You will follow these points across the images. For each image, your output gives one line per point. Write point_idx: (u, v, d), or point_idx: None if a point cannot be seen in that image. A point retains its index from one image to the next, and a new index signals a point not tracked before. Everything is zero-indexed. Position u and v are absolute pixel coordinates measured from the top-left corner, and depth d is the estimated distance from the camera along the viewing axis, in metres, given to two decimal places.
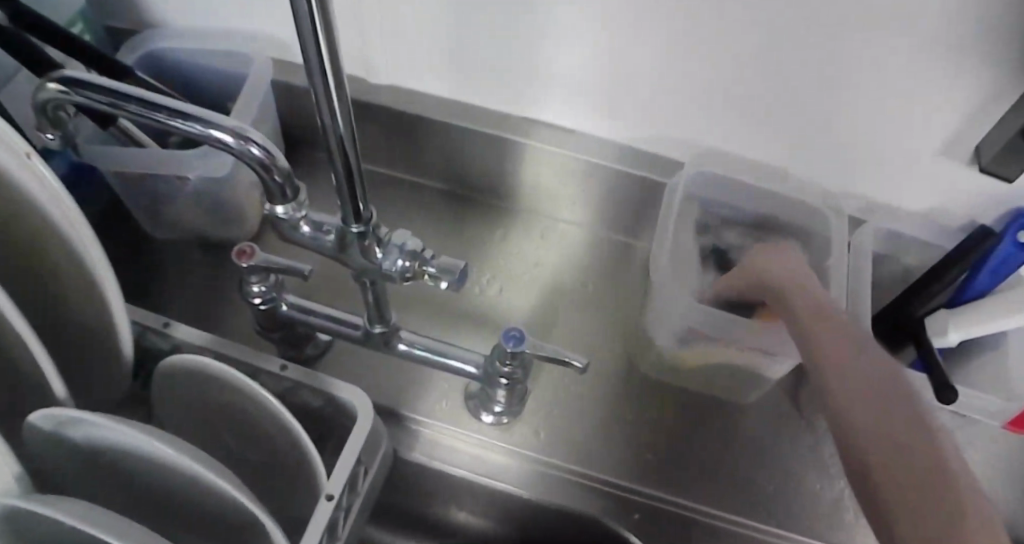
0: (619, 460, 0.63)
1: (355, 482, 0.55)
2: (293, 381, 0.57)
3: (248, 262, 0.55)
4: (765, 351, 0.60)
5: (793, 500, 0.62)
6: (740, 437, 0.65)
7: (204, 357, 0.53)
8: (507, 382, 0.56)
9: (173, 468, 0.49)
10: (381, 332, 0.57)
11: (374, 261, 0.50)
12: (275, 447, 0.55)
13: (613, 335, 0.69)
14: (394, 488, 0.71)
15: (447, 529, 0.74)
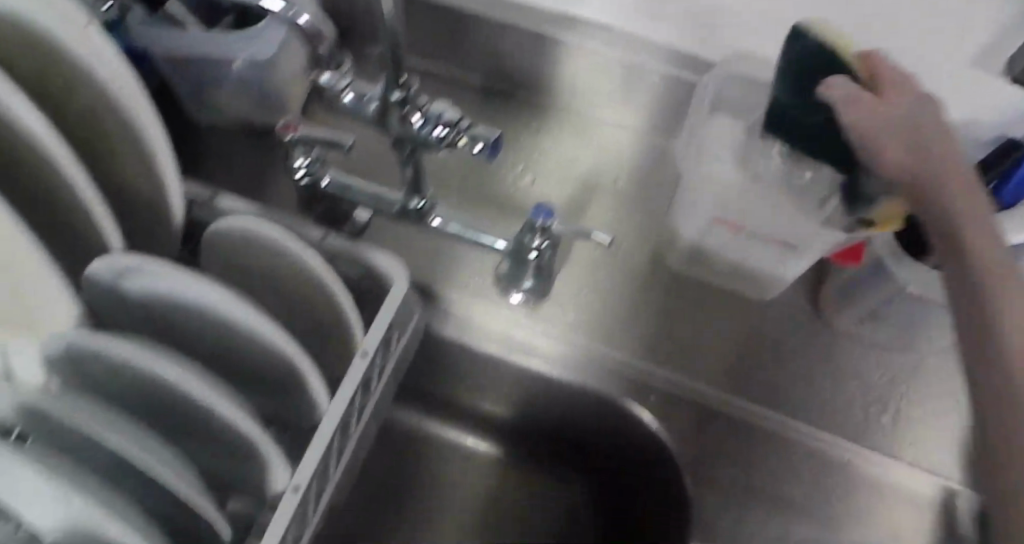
0: (640, 346, 0.66)
1: (389, 345, 0.59)
2: (332, 252, 0.60)
3: (294, 134, 0.57)
4: (785, 243, 0.61)
5: (801, 391, 0.66)
6: (757, 332, 0.68)
7: (250, 221, 0.56)
8: (536, 258, 0.59)
9: (226, 320, 0.54)
10: (417, 206, 0.60)
11: (412, 129, 0.52)
12: (314, 310, 0.59)
13: (641, 231, 0.71)
14: (420, 372, 0.77)
15: (467, 414, 0.80)
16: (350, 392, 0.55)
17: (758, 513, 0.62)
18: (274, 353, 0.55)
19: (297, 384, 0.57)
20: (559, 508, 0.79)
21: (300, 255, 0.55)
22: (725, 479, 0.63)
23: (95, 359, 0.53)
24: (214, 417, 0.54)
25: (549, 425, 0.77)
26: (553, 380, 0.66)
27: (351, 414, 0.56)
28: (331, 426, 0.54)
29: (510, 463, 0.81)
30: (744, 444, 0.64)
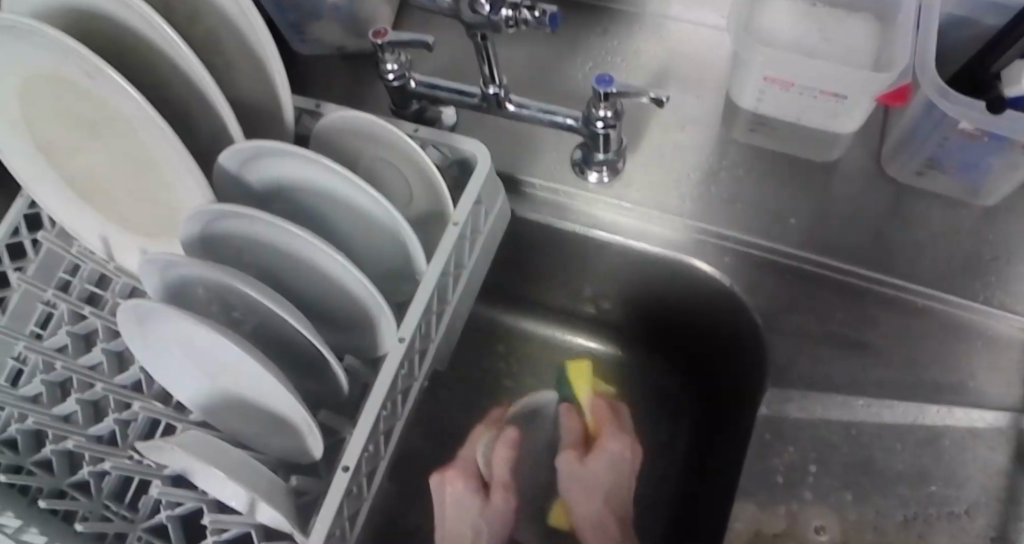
0: (708, 214, 0.71)
1: (478, 219, 0.66)
2: (423, 142, 0.68)
3: (383, 40, 0.64)
4: (838, 95, 0.65)
5: (866, 243, 0.70)
6: (824, 192, 0.72)
7: (354, 113, 0.65)
8: (602, 128, 0.65)
9: (335, 193, 0.63)
10: (494, 95, 0.67)
11: (481, 14, 0.59)
12: (412, 190, 0.67)
13: (708, 111, 0.75)
14: (516, 271, 0.82)
15: (563, 311, 0.86)
16: (446, 253, 0.62)
17: (829, 354, 0.67)
18: (381, 220, 0.63)
19: (402, 252, 0.65)
20: (652, 389, 0.83)
21: (396, 134, 0.63)
22: (795, 325, 0.68)
23: (234, 230, 0.63)
24: (334, 278, 0.62)
25: (643, 317, 0.81)
26: (634, 252, 0.73)
27: (447, 278, 0.64)
28: (429, 284, 0.61)
29: (603, 354, 0.86)
30: (814, 294, 0.69)
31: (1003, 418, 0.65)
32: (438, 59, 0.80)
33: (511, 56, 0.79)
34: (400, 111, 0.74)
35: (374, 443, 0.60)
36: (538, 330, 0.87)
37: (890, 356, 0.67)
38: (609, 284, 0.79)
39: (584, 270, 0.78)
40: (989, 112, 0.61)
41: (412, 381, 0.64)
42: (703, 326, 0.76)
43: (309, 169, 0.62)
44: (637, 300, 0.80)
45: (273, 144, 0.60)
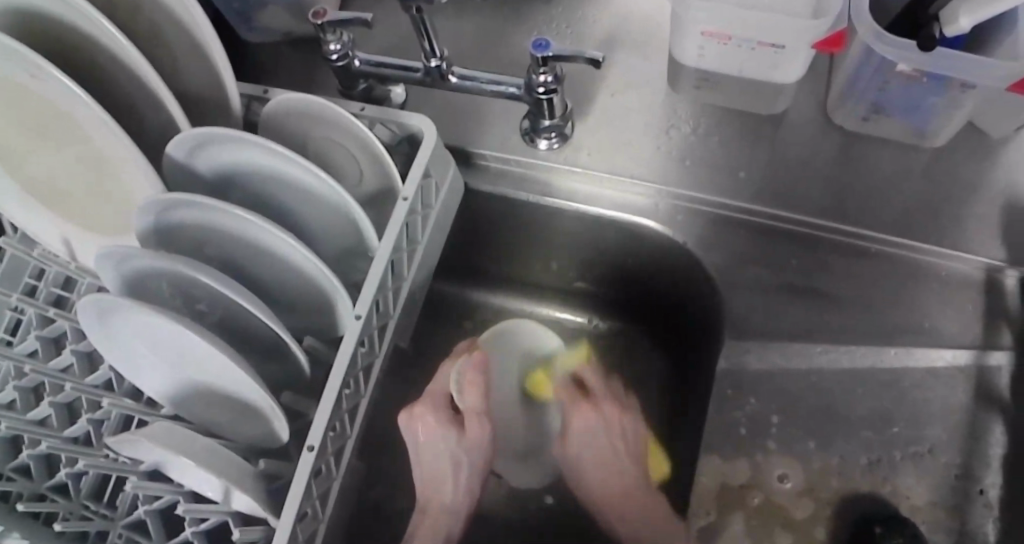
0: (663, 175, 0.72)
1: (429, 194, 0.65)
2: (369, 120, 0.67)
3: (323, 20, 0.64)
4: (776, 45, 0.65)
5: (820, 192, 0.70)
6: (776, 146, 0.72)
7: (297, 94, 0.65)
8: (544, 93, 0.65)
9: (284, 177, 0.63)
10: (437, 67, 0.67)
11: None
12: (363, 169, 0.67)
13: (658, 73, 0.75)
14: (479, 246, 0.82)
15: (528, 283, 0.86)
16: (397, 229, 0.61)
17: (789, 305, 0.68)
18: (331, 200, 0.63)
19: (356, 231, 0.65)
20: (623, 354, 0.84)
21: (338, 113, 0.63)
22: (752, 279, 0.69)
23: (188, 220, 0.63)
24: (290, 261, 0.62)
25: (608, 284, 0.82)
26: (588, 219, 0.73)
27: (402, 253, 0.63)
28: (382, 261, 0.60)
29: (573, 323, 0.86)
30: (770, 246, 0.70)
31: (964, 357, 0.66)
32: (386, 38, 0.80)
33: (457, 31, 0.79)
34: (348, 93, 0.74)
35: (338, 421, 0.59)
36: (508, 304, 0.88)
37: (846, 303, 0.68)
38: (570, 254, 0.79)
39: (544, 241, 0.78)
40: (920, 50, 0.61)
41: (373, 358, 0.63)
42: (665, 287, 0.77)
43: (256, 154, 0.62)
44: (600, 267, 0.80)
45: (218, 129, 0.61)
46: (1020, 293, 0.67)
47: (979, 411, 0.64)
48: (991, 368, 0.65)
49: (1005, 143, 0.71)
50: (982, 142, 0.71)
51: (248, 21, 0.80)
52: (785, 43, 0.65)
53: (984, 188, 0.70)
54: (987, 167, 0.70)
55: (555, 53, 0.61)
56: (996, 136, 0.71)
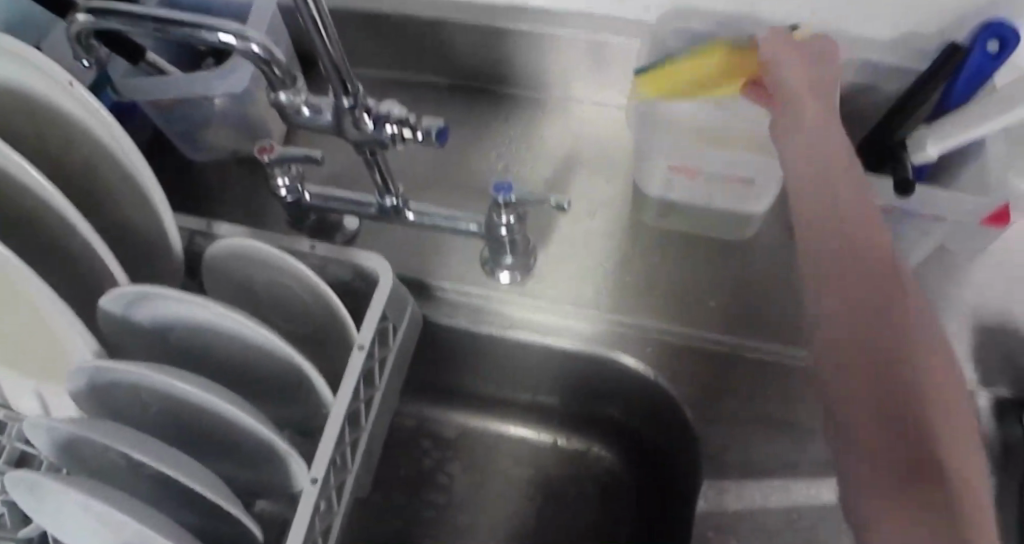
0: (632, 301, 0.70)
1: (386, 337, 0.62)
2: (321, 259, 0.62)
3: (270, 156, 0.59)
4: (744, 178, 0.64)
5: (788, 316, 0.69)
6: (744, 269, 0.71)
7: (240, 240, 0.59)
8: (506, 233, 0.62)
9: (229, 332, 0.59)
10: (391, 204, 0.63)
11: (365, 132, 0.56)
12: (315, 318, 0.62)
13: (620, 195, 0.74)
14: (443, 367, 0.79)
15: (493, 401, 0.82)
16: (353, 384, 0.56)
17: (765, 442, 0.65)
18: (281, 356, 0.58)
19: (307, 383, 0.60)
20: (596, 477, 0.79)
21: (281, 258, 0.58)
22: (727, 412, 0.66)
23: (124, 382, 0.58)
24: (236, 422, 0.58)
25: (579, 403, 0.78)
26: (553, 350, 0.70)
27: (358, 405, 0.59)
28: (336, 423, 0.55)
29: (540, 441, 0.81)
30: (744, 377, 0.67)
31: None
32: (336, 158, 0.76)
33: (411, 151, 0.76)
34: (297, 223, 0.70)
35: None
36: (473, 424, 0.82)
37: (824, 436, 0.65)
38: (537, 377, 0.77)
39: (509, 364, 0.75)
40: (899, 196, 0.62)
41: (331, 519, 0.59)
42: (634, 407, 0.74)
43: (197, 310, 0.58)
44: (572, 386, 0.76)
45: (155, 286, 0.56)
46: (991, 416, 0.66)
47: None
48: None
49: (968, 259, 0.72)
50: (941, 262, 0.72)
51: (191, 139, 0.75)
52: (753, 174, 0.63)
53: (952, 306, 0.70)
54: (952, 285, 0.70)
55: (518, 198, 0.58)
56: (958, 251, 0.72)
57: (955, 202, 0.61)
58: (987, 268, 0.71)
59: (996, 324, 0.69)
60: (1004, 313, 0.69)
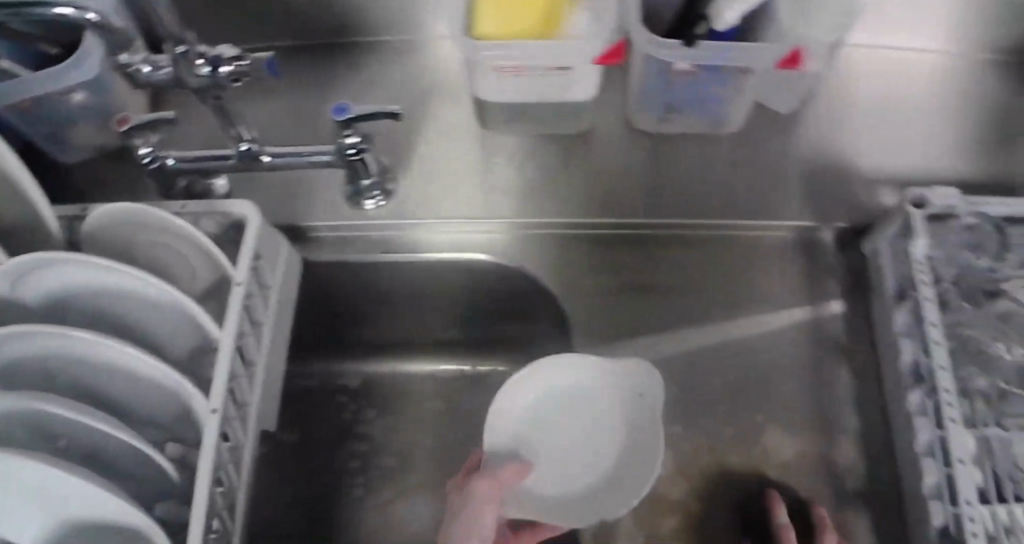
0: (500, 203, 0.76)
1: (263, 276, 0.67)
2: (193, 215, 0.69)
3: (127, 126, 0.65)
4: (563, 67, 0.68)
5: (639, 192, 0.76)
6: (595, 157, 0.77)
7: (115, 207, 0.65)
8: (355, 154, 0.69)
9: (120, 288, 0.63)
10: (247, 150, 0.69)
11: (201, 76, 0.61)
12: (196, 270, 0.67)
13: (466, 114, 0.79)
14: (333, 316, 0.84)
15: (383, 344, 0.86)
16: (236, 317, 0.63)
17: (636, 305, 0.75)
18: (170, 303, 0.63)
19: (196, 333, 0.65)
20: (506, 393, 0.85)
21: (159, 215, 0.64)
22: (599, 287, 0.75)
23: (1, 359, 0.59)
24: (127, 373, 0.60)
25: (463, 323, 0.84)
26: (432, 264, 0.76)
27: (246, 337, 0.64)
28: (225, 356, 0.61)
29: (439, 371, 0.86)
30: (611, 255, 0.76)
31: (799, 314, 0.75)
32: (199, 130, 0.80)
33: (265, 112, 0.80)
34: (169, 190, 0.73)
35: (218, 520, 0.59)
36: (370, 372, 0.87)
37: (679, 291, 0.75)
38: (424, 303, 0.82)
39: (396, 293, 0.81)
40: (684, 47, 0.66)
41: (240, 449, 0.63)
42: (513, 309, 0.81)
43: (88, 270, 0.62)
44: (456, 306, 0.82)
45: (47, 251, 0.61)
46: (833, 245, 0.77)
47: (823, 358, 0.74)
48: (825, 318, 0.75)
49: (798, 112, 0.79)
50: (772, 117, 0.79)
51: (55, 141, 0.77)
52: (577, 39, 0.66)
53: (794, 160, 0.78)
54: (784, 136, 0.79)
55: (355, 113, 0.64)
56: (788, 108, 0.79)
57: (753, 52, 0.66)
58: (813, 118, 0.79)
59: (826, 162, 0.78)
60: (833, 152, 0.78)
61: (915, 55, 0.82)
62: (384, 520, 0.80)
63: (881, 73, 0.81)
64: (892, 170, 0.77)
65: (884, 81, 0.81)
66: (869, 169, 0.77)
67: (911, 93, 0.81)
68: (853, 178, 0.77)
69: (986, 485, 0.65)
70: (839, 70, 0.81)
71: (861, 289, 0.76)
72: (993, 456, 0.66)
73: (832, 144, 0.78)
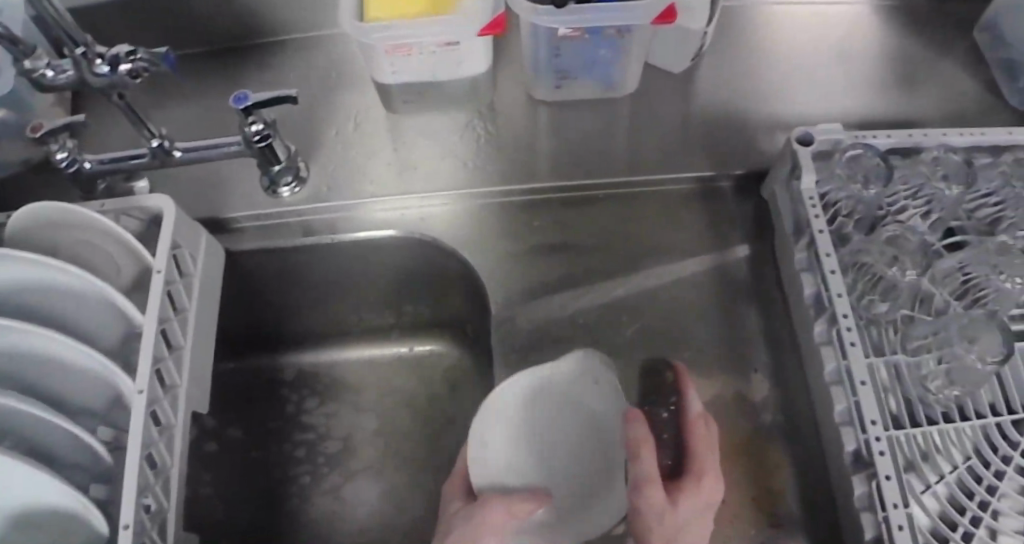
0: (412, 181, 0.80)
1: (185, 263, 0.71)
2: (115, 214, 0.71)
3: (41, 133, 0.68)
4: (451, 44, 0.74)
5: (539, 161, 0.81)
6: (497, 134, 0.83)
7: (42, 204, 0.67)
8: (262, 141, 0.73)
9: (52, 286, 0.66)
10: (159, 146, 0.73)
11: (101, 76, 0.65)
12: (119, 266, 0.70)
13: (374, 104, 0.84)
14: (264, 309, 0.86)
15: (313, 335, 0.89)
16: (160, 301, 0.66)
17: (547, 265, 0.79)
18: (101, 299, 0.66)
19: (123, 322, 0.67)
20: (440, 371, 0.88)
21: (88, 216, 0.67)
22: (508, 250, 0.79)
23: None
24: (63, 361, 0.63)
25: (388, 308, 0.88)
26: (353, 245, 0.80)
27: (170, 320, 0.67)
28: (151, 339, 0.64)
29: (371, 352, 0.90)
30: (519, 220, 0.80)
31: (705, 261, 0.79)
32: (121, 139, 0.84)
33: (179, 117, 0.84)
34: (89, 193, 0.78)
35: (153, 494, 0.62)
36: (306, 360, 0.90)
37: (587, 249, 0.79)
38: (349, 290, 0.85)
39: (321, 281, 0.84)
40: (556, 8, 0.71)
41: (174, 427, 0.66)
42: (432, 287, 0.85)
43: (22, 269, 0.65)
44: (378, 291, 0.86)
45: None
46: (732, 194, 0.81)
47: (733, 300, 0.78)
48: (731, 263, 0.79)
49: (687, 75, 0.85)
50: (659, 81, 0.85)
51: None
52: (459, 20, 0.71)
53: (689, 118, 0.83)
54: (672, 97, 0.84)
55: (255, 102, 0.68)
56: (678, 71, 0.85)
57: (626, 15, 0.71)
58: (699, 79, 0.85)
59: (714, 115, 0.83)
60: (719, 106, 0.83)
61: (793, 15, 0.89)
62: (331, 502, 0.82)
63: (756, 34, 0.88)
64: (776, 117, 0.83)
65: (761, 40, 0.87)
66: (754, 119, 0.83)
67: (794, 48, 0.87)
68: (740, 127, 0.82)
69: (896, 410, 0.66)
70: (719, 34, 0.88)
71: (765, 233, 0.80)
72: (901, 381, 0.67)
73: (717, 100, 0.84)
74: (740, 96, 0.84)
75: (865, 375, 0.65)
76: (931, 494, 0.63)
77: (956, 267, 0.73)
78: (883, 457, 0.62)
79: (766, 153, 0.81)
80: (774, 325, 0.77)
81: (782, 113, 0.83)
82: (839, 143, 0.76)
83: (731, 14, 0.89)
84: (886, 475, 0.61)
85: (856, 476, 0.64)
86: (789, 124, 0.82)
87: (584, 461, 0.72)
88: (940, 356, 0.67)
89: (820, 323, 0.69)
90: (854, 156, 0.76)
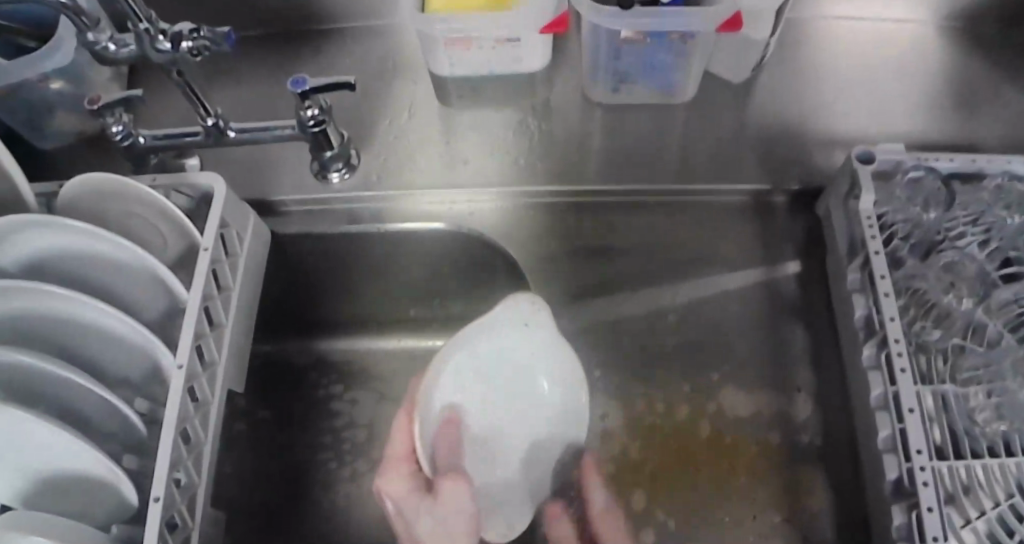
0: (460, 174, 0.80)
1: (230, 242, 0.71)
2: (165, 189, 0.71)
3: (98, 106, 0.68)
4: (510, 39, 0.75)
5: (588, 161, 0.80)
6: (546, 132, 0.82)
7: (99, 175, 0.67)
8: (316, 126, 0.73)
9: (101, 258, 0.66)
10: (214, 125, 0.73)
11: (163, 52, 0.64)
12: (167, 242, 0.70)
13: (427, 95, 0.84)
14: (301, 292, 0.86)
15: (349, 322, 0.89)
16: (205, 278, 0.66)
17: (591, 268, 0.78)
18: (148, 274, 0.66)
19: (167, 297, 0.68)
20: None
21: (142, 190, 0.67)
22: (552, 249, 0.78)
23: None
24: (97, 327, 0.63)
25: (426, 300, 0.87)
26: (398, 236, 0.80)
27: (213, 297, 0.67)
28: (192, 318, 0.63)
29: (405, 344, 0.89)
30: (563, 219, 0.79)
31: (752, 274, 0.77)
32: (174, 116, 0.84)
33: (234, 96, 0.85)
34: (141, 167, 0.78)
35: (184, 470, 0.62)
36: (340, 346, 0.90)
37: (632, 254, 0.78)
38: (388, 280, 0.85)
39: (363, 269, 0.84)
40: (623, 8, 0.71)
41: (208, 406, 0.66)
42: (471, 281, 0.85)
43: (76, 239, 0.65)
44: (419, 282, 0.86)
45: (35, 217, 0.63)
46: (784, 209, 0.79)
47: (777, 317, 0.76)
48: (777, 279, 0.77)
49: (744, 85, 0.83)
50: (716, 89, 0.83)
51: (38, 127, 0.81)
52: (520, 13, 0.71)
53: (743, 129, 0.81)
54: (727, 106, 0.82)
55: (313, 86, 0.68)
56: (736, 81, 0.83)
57: (692, 21, 0.70)
58: (756, 90, 0.83)
59: (770, 127, 0.81)
60: (776, 118, 0.82)
61: (857, 29, 0.87)
62: (355, 487, 0.82)
63: (818, 47, 0.86)
64: (834, 132, 0.81)
65: (822, 53, 0.85)
66: (812, 133, 0.81)
67: (855, 64, 0.85)
68: (796, 141, 0.80)
69: (941, 441, 0.63)
70: (780, 45, 0.86)
71: (815, 251, 0.78)
72: (948, 411, 0.64)
73: (774, 111, 0.82)
74: (799, 110, 0.82)
75: (913, 402, 0.62)
76: (969, 530, 0.61)
77: (1011, 299, 0.70)
78: (927, 489, 0.59)
79: (822, 169, 0.79)
80: (818, 344, 0.75)
81: (840, 129, 0.81)
82: (899, 164, 0.74)
83: (794, 25, 0.88)
84: (928, 507, 0.58)
85: (895, 506, 0.62)
86: (847, 140, 0.80)
87: (523, 448, 0.73)
88: (989, 391, 0.65)
89: (868, 345, 0.67)
90: (916, 178, 0.74)
